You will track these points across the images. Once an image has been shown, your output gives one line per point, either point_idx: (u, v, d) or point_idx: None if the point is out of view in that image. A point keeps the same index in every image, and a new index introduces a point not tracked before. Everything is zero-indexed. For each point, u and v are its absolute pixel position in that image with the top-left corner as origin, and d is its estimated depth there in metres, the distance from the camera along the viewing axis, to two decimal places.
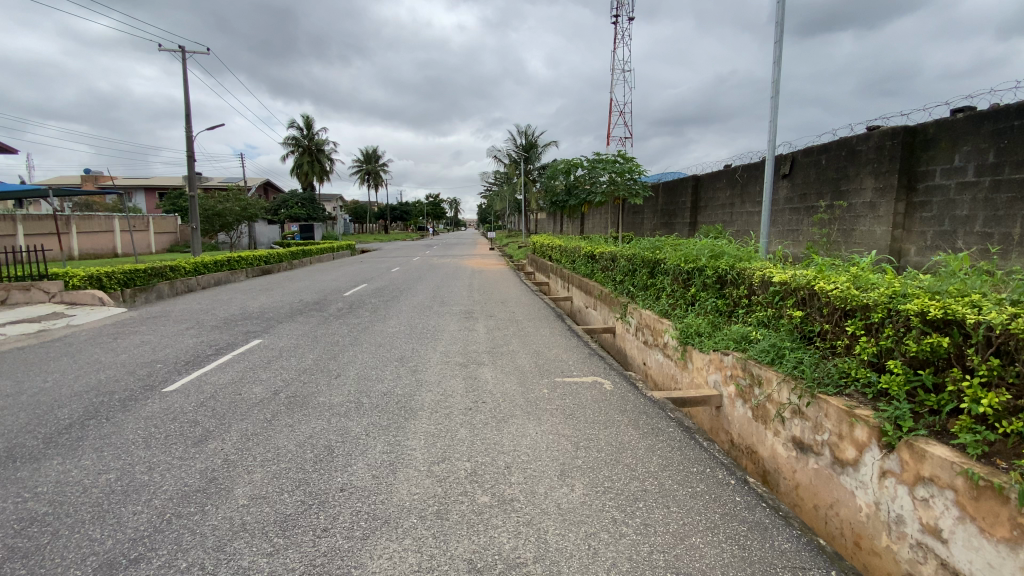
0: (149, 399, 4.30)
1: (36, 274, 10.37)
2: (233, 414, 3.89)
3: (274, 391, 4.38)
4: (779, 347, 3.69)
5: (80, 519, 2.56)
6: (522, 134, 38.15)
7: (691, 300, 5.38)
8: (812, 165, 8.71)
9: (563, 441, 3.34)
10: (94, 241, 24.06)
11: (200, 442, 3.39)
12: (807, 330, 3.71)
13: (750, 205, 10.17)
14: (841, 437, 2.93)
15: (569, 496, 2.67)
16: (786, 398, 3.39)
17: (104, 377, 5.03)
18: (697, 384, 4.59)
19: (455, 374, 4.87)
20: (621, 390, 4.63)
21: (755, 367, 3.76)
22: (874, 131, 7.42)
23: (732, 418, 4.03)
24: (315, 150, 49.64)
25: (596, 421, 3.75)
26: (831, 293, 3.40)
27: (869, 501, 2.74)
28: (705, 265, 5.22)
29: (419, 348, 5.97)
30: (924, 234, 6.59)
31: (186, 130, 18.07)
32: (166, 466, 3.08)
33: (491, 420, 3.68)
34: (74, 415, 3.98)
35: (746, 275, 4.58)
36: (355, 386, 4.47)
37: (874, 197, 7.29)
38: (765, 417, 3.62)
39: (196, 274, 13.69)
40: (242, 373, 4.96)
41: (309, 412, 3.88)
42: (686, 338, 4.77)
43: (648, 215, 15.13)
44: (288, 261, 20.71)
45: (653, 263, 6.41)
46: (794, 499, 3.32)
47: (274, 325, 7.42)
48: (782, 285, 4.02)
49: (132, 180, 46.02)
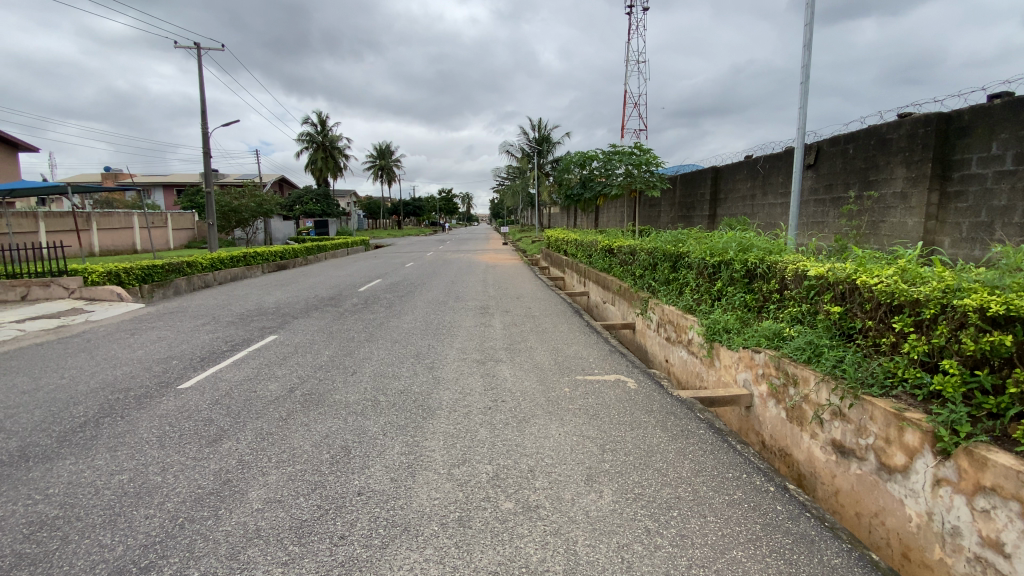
0: (164, 396, 4.23)
1: (56, 270, 10.46)
2: (248, 412, 3.80)
3: (290, 388, 4.29)
4: (816, 345, 3.49)
5: (91, 523, 2.49)
6: (534, 128, 37.78)
7: (717, 294, 5.15)
8: (838, 154, 8.40)
9: (588, 443, 3.15)
10: (114, 238, 24.44)
11: (214, 443, 3.29)
12: (846, 327, 3.46)
13: (773, 196, 9.86)
14: (888, 443, 2.78)
15: (597, 503, 2.51)
16: (826, 399, 3.22)
17: (120, 373, 5.00)
18: (724, 382, 4.42)
19: (472, 372, 4.74)
20: (645, 389, 4.45)
21: (790, 365, 3.57)
22: (905, 118, 7.12)
23: (764, 419, 3.86)
24: (330, 148, 49.85)
25: (621, 421, 3.55)
26: (875, 287, 3.16)
27: (920, 511, 2.59)
28: (733, 258, 4.98)
29: (435, 345, 5.83)
30: (958, 226, 6.32)
31: (201, 127, 18.14)
32: (180, 467, 3.00)
33: (512, 420, 3.54)
34: (88, 413, 3.93)
35: (778, 269, 4.34)
36: (372, 384, 4.34)
37: (905, 187, 7.01)
38: (800, 418, 3.46)
39: (213, 270, 13.77)
40: (258, 369, 4.89)
41: (325, 410, 3.78)
42: (713, 335, 4.59)
43: (666, 208, 14.90)
44: (303, 257, 20.75)
45: (675, 256, 6.17)
46: (833, 505, 3.18)
47: (290, 321, 7.36)
48: (818, 279, 3.76)
49: (150, 179, 46.68)
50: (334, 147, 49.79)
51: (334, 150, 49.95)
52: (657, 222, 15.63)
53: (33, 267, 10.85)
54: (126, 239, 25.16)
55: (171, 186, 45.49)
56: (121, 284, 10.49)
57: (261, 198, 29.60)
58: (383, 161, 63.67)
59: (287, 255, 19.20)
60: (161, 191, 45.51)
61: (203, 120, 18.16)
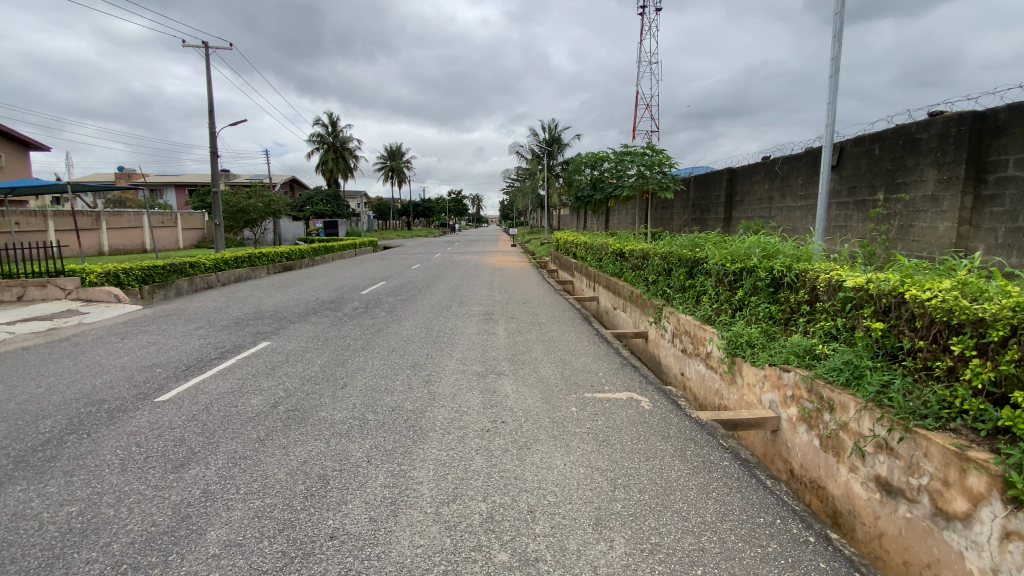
0: (139, 410, 3.93)
1: (55, 269, 10.29)
2: (224, 431, 3.47)
3: (274, 404, 3.96)
4: (855, 366, 3.09)
5: (24, 567, 2.17)
6: (544, 129, 37.40)
7: (739, 304, 4.75)
8: (862, 155, 7.94)
9: (598, 477, 2.78)
10: (123, 237, 24.45)
11: (181, 468, 2.97)
12: (891, 346, 3.06)
13: (792, 198, 9.41)
14: (947, 485, 2.39)
15: (606, 556, 2.14)
16: (869, 429, 2.82)
17: (99, 382, 4.72)
18: (748, 402, 4.03)
19: (471, 387, 4.37)
20: (660, 410, 4.06)
21: (825, 388, 3.17)
22: (937, 117, 6.67)
23: (794, 446, 3.47)
24: (340, 148, 49.85)
25: (634, 449, 3.17)
26: (928, 303, 2.75)
27: (983, 567, 2.20)
28: (757, 265, 4.58)
29: (434, 355, 5.49)
30: (994, 231, 5.86)
31: (209, 126, 18.03)
32: (138, 498, 2.67)
33: (511, 446, 3.17)
34: (54, 429, 3.63)
35: (809, 278, 3.93)
36: (361, 399, 4.01)
37: (936, 190, 6.56)
38: (838, 449, 3.06)
39: (217, 271, 13.56)
40: (243, 380, 4.57)
41: (306, 430, 3.44)
42: (735, 350, 4.21)
43: (679, 210, 14.47)
44: (310, 257, 20.58)
45: (691, 262, 5.77)
46: (875, 550, 2.78)
47: (286, 326, 7.07)
48: (856, 290, 3.36)
49: (162, 179, 46.96)
50: (344, 147, 49.82)
51: (344, 151, 49.96)
52: (670, 225, 15.21)
53: (34, 267, 10.71)
54: (135, 238, 25.17)
55: (182, 186, 45.77)
56: (120, 285, 10.29)
57: (269, 198, 29.44)
58: (393, 162, 63.67)
59: (293, 256, 19.02)
60: (173, 191, 45.81)
61: (211, 119, 18.04)
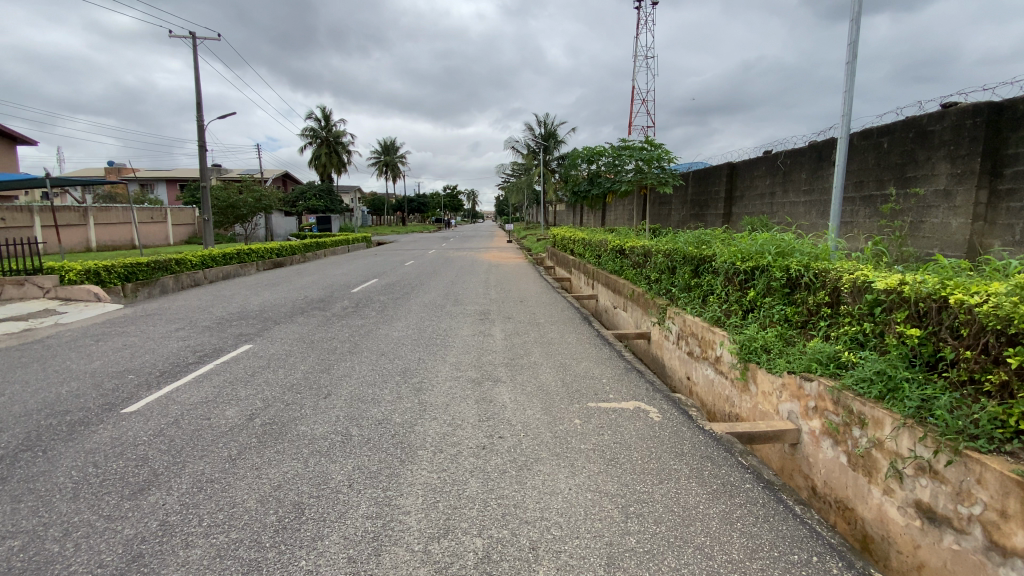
0: (103, 423, 3.60)
1: (32, 267, 9.87)
2: (193, 449, 3.15)
3: (250, 416, 3.64)
4: (889, 377, 2.80)
5: None
6: (540, 124, 37.04)
7: (751, 306, 4.45)
8: (870, 149, 7.66)
9: (608, 505, 2.48)
10: (111, 233, 23.93)
11: (139, 494, 2.64)
12: (929, 355, 2.77)
13: (794, 194, 9.13)
14: (1004, 517, 2.10)
15: None
16: (908, 449, 2.52)
17: (65, 390, 4.38)
18: (764, 412, 3.74)
19: (465, 396, 4.06)
20: (670, 422, 3.76)
21: (855, 402, 2.88)
22: (950, 108, 6.39)
23: (817, 462, 3.18)
24: (334, 143, 49.28)
25: (644, 470, 2.86)
26: (977, 309, 2.46)
27: None
28: (771, 263, 4.27)
29: (426, 359, 5.18)
30: (1010, 228, 5.59)
31: (196, 119, 17.57)
32: (86, 532, 2.34)
33: (509, 467, 2.87)
34: (7, 445, 3.29)
35: (831, 278, 3.63)
36: (345, 411, 3.69)
37: (949, 184, 6.29)
38: (870, 468, 2.77)
39: (204, 268, 13.16)
40: (219, 389, 4.24)
41: (283, 447, 3.13)
42: (749, 355, 3.91)
43: (677, 205, 14.19)
44: (302, 254, 20.18)
45: (697, 260, 5.46)
46: None
47: (271, 327, 6.73)
48: (887, 292, 3.06)
49: (152, 174, 46.22)
50: (337, 142, 49.26)
51: (338, 145, 49.37)
52: (668, 221, 14.92)
53: (12, 264, 10.29)
54: (123, 234, 24.64)
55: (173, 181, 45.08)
56: (101, 283, 9.90)
57: (260, 193, 28.95)
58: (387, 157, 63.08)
59: (284, 253, 18.62)
60: (163, 186, 45.08)
61: (198, 112, 17.59)
